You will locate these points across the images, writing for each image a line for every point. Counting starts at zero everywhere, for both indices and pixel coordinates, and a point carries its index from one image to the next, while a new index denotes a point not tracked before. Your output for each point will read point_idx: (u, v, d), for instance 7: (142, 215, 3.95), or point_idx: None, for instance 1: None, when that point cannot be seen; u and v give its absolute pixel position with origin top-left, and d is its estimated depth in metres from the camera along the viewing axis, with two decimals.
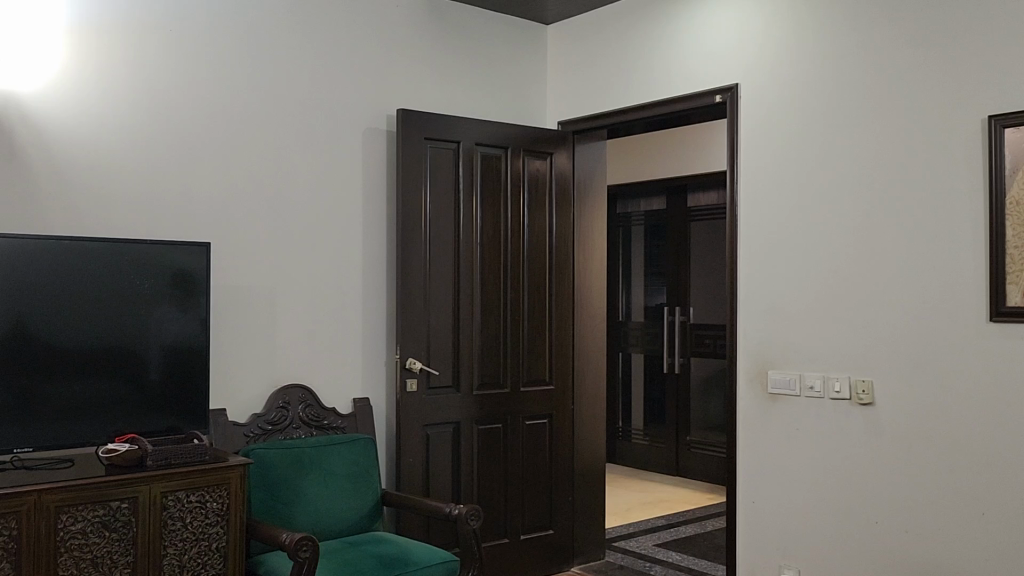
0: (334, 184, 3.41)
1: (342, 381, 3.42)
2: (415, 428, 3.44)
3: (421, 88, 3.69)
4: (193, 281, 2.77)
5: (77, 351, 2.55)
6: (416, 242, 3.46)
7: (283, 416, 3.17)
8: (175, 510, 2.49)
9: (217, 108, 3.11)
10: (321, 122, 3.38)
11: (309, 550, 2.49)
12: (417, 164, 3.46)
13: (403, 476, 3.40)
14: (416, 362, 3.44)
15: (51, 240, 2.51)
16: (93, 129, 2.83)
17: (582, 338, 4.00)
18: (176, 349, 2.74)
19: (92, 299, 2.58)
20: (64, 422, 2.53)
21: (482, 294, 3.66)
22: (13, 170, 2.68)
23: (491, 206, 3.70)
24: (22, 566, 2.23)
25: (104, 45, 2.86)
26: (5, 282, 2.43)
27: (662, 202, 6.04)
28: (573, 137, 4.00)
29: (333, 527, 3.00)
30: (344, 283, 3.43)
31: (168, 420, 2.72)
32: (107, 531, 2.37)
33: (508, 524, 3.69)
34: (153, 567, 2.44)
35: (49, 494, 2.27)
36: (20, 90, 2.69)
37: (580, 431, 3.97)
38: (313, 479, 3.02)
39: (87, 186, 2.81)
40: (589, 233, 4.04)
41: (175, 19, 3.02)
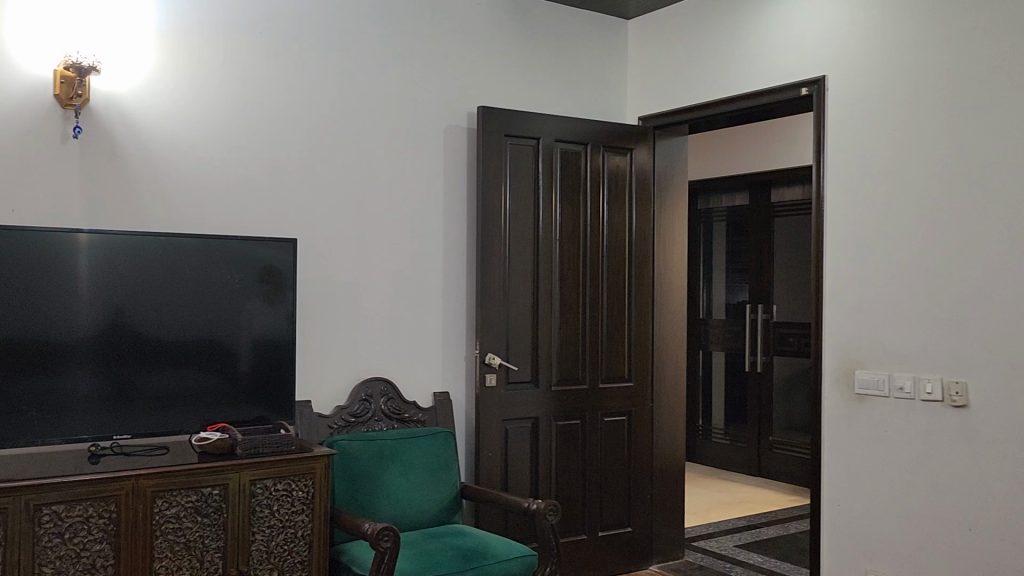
0: (416, 182, 3.47)
1: (423, 376, 3.48)
2: (494, 422, 3.48)
3: (500, 85, 3.71)
4: (281, 277, 2.88)
5: (172, 344, 2.68)
6: (496, 238, 3.49)
7: (365, 408, 3.26)
8: (262, 498, 2.59)
9: (303, 109, 3.20)
10: (404, 121, 3.44)
11: (390, 539, 2.54)
12: (497, 160, 3.49)
13: (482, 469, 3.44)
14: (495, 356, 3.48)
15: (149, 237, 2.64)
16: (188, 131, 2.96)
17: (663, 334, 3.97)
18: (265, 342, 2.85)
19: (187, 294, 2.70)
20: (160, 410, 2.66)
21: (562, 289, 3.67)
22: (113, 169, 2.82)
23: (571, 202, 3.70)
24: (121, 548, 2.36)
25: (197, 51, 2.98)
26: (107, 276, 2.58)
27: (745, 198, 5.93)
28: (655, 132, 3.97)
29: (413, 518, 3.07)
30: (425, 278, 3.49)
31: (257, 410, 2.83)
32: (199, 516, 2.49)
33: (587, 520, 3.70)
34: (242, 552, 2.55)
35: (146, 480, 2.39)
36: (121, 94, 2.83)
37: (659, 429, 3.95)
38: (395, 470, 3.08)
39: (182, 186, 2.95)
40: (670, 229, 4.00)
41: (263, 24, 3.12)
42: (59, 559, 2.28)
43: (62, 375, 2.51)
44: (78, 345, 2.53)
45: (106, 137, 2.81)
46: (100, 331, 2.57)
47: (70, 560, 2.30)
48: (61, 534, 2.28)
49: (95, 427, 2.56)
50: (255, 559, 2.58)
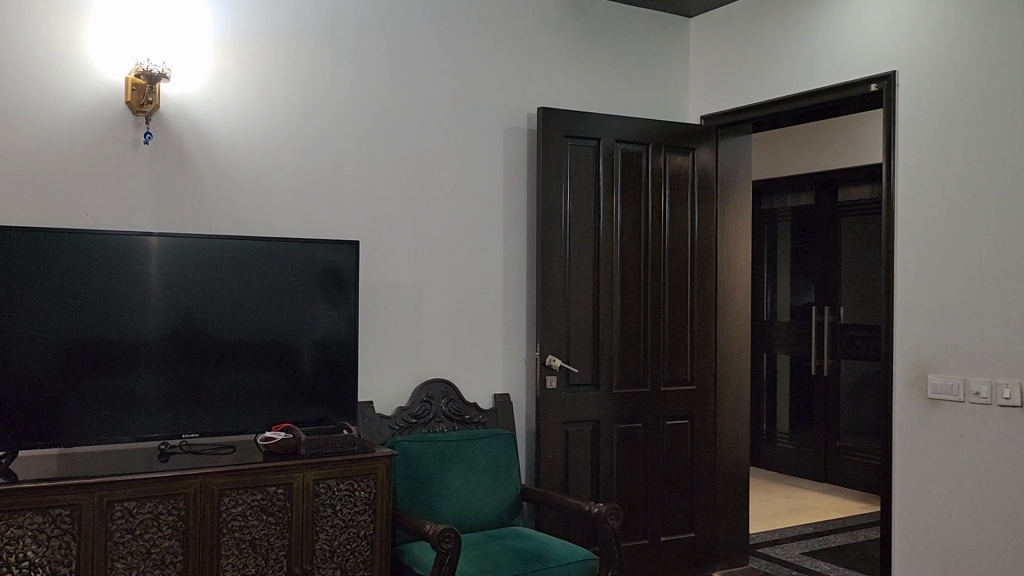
0: (477, 185, 3.48)
1: (483, 378, 3.48)
2: (555, 424, 3.46)
3: (561, 86, 3.70)
4: (344, 279, 2.91)
5: (239, 345, 2.73)
6: (556, 240, 3.48)
7: (427, 410, 3.27)
8: (326, 497, 2.62)
9: (365, 113, 3.24)
10: (464, 124, 3.45)
11: (451, 541, 2.54)
12: (557, 161, 3.48)
13: (543, 472, 3.43)
14: (556, 358, 3.46)
15: (216, 240, 2.70)
16: (254, 135, 3.01)
17: (726, 336, 3.90)
18: (328, 343, 2.88)
19: (253, 296, 2.75)
20: (227, 410, 2.71)
21: (624, 291, 3.64)
22: (182, 174, 2.89)
23: (632, 202, 3.67)
24: (189, 545, 2.41)
25: (262, 57, 3.04)
26: (176, 279, 2.64)
27: (811, 198, 5.79)
28: (718, 131, 3.91)
29: (474, 520, 3.07)
30: (486, 280, 3.49)
31: (320, 411, 2.87)
32: (265, 514, 2.52)
33: (649, 525, 3.65)
34: (306, 551, 2.58)
35: (213, 478, 2.44)
36: (189, 100, 2.89)
37: (722, 433, 3.88)
38: (455, 472, 3.09)
39: (247, 189, 3.00)
40: (734, 230, 3.93)
41: (326, 29, 3.17)
42: (130, 555, 2.34)
43: (133, 374, 2.57)
44: (148, 345, 2.60)
45: (175, 142, 2.87)
46: (169, 332, 2.63)
47: (140, 556, 2.35)
48: (132, 530, 2.34)
49: (164, 425, 2.62)
50: (319, 558, 2.61)
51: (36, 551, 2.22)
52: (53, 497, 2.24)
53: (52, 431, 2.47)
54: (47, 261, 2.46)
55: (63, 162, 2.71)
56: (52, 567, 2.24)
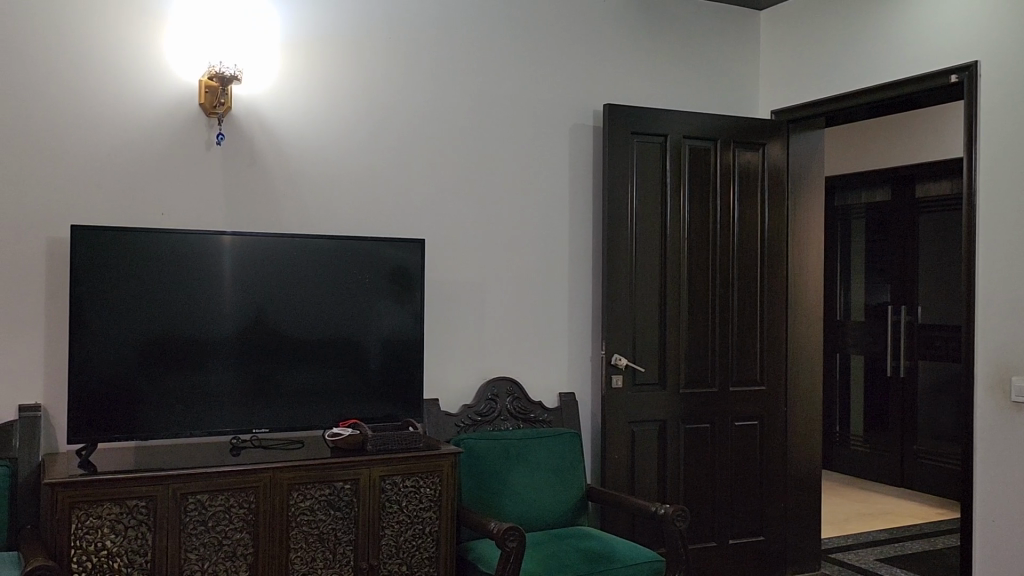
0: (543, 183, 3.47)
1: (548, 376, 3.47)
2: (621, 424, 3.43)
3: (628, 83, 3.66)
4: (409, 277, 2.93)
5: (307, 342, 2.77)
6: (623, 237, 3.44)
7: (492, 408, 3.27)
8: (391, 493, 2.65)
9: (430, 112, 3.26)
10: (528, 122, 3.44)
11: (516, 539, 2.54)
12: (623, 158, 3.44)
13: (608, 471, 3.40)
14: (621, 357, 3.43)
15: (285, 239, 2.74)
16: (322, 135, 3.06)
17: (797, 335, 3.81)
18: (394, 341, 2.90)
19: (321, 293, 2.79)
20: (296, 405, 2.76)
21: (691, 289, 3.58)
22: (253, 173, 2.94)
23: (700, 199, 3.61)
24: (258, 537, 2.45)
25: (329, 58, 3.08)
26: (247, 276, 2.69)
27: (886, 194, 5.62)
28: (789, 127, 3.82)
29: (538, 519, 3.06)
30: (551, 279, 3.47)
31: (387, 408, 2.89)
32: (332, 509, 2.56)
33: (717, 527, 3.59)
34: (372, 546, 2.61)
35: (282, 472, 2.48)
36: (259, 101, 2.95)
37: (794, 435, 3.79)
38: (520, 471, 3.08)
39: (316, 188, 3.05)
40: (806, 227, 3.84)
41: (392, 29, 3.19)
42: (202, 546, 2.39)
43: (206, 370, 2.63)
44: (220, 341, 2.65)
45: (246, 143, 2.93)
46: (240, 329, 2.68)
47: (212, 547, 2.40)
48: (204, 522, 2.39)
49: (235, 420, 2.67)
50: (385, 553, 2.63)
51: (114, 540, 2.29)
52: (130, 488, 2.30)
53: (129, 424, 2.54)
54: (125, 259, 2.53)
55: (139, 163, 2.79)
56: (128, 556, 2.30)
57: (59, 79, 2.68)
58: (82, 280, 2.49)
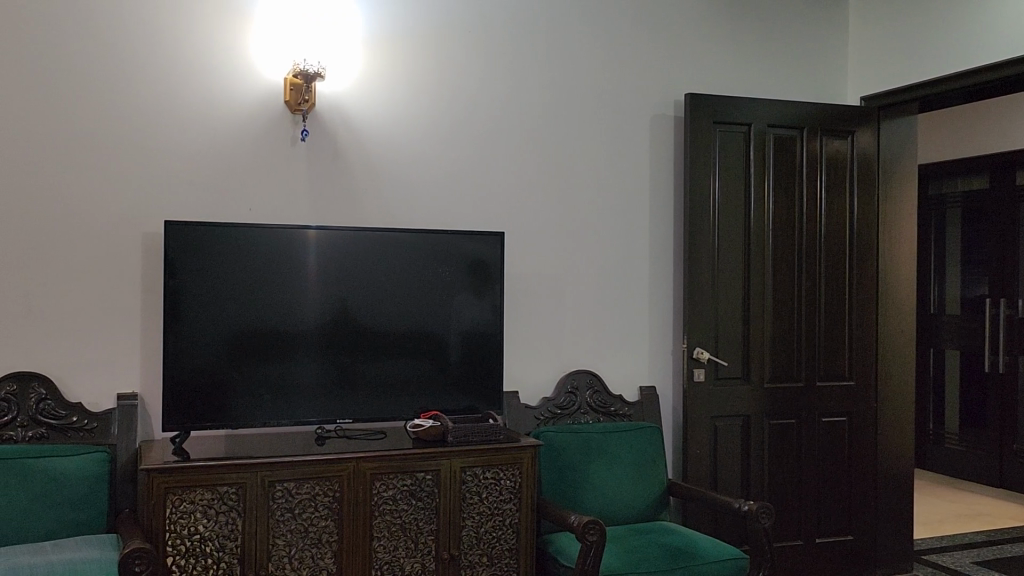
0: (624, 175, 3.43)
1: (629, 370, 3.43)
2: (703, 419, 3.38)
3: (711, 71, 3.58)
4: (489, 270, 2.94)
5: (389, 334, 2.81)
6: (705, 228, 3.38)
7: (572, 401, 3.26)
8: (472, 485, 2.67)
9: (510, 104, 3.26)
10: (608, 113, 3.41)
11: (596, 533, 2.52)
12: (705, 148, 3.38)
13: (690, 466, 3.35)
14: (703, 351, 3.37)
15: (368, 233, 2.79)
16: (403, 130, 3.09)
17: (888, 329, 3.68)
18: (474, 334, 2.92)
19: (403, 286, 2.83)
20: (379, 397, 2.80)
21: (775, 282, 3.49)
22: (337, 169, 3.00)
23: (785, 189, 3.52)
24: (342, 526, 2.51)
25: (411, 53, 3.11)
26: (332, 270, 2.74)
27: (985, 182, 5.38)
28: (879, 113, 3.69)
29: (619, 513, 3.04)
30: (632, 272, 3.44)
31: (467, 400, 2.91)
32: (414, 499, 2.59)
33: (803, 525, 3.50)
34: (453, 536, 2.63)
35: (366, 462, 2.53)
36: (342, 98, 3.00)
37: (884, 432, 3.67)
38: (600, 465, 3.06)
39: (397, 183, 3.08)
40: (898, 217, 3.71)
41: (472, 23, 3.21)
42: (289, 532, 2.45)
43: (292, 362, 2.70)
44: (305, 334, 2.71)
45: (330, 138, 2.99)
46: (324, 322, 2.74)
47: (299, 534, 2.46)
48: (291, 509, 2.45)
49: (321, 410, 2.73)
50: (465, 543, 2.66)
51: (206, 526, 2.37)
52: (220, 475, 2.38)
53: (220, 414, 2.62)
54: (216, 253, 2.61)
55: (228, 160, 2.87)
56: (219, 541, 2.38)
57: (152, 80, 2.78)
58: (176, 274, 2.58)
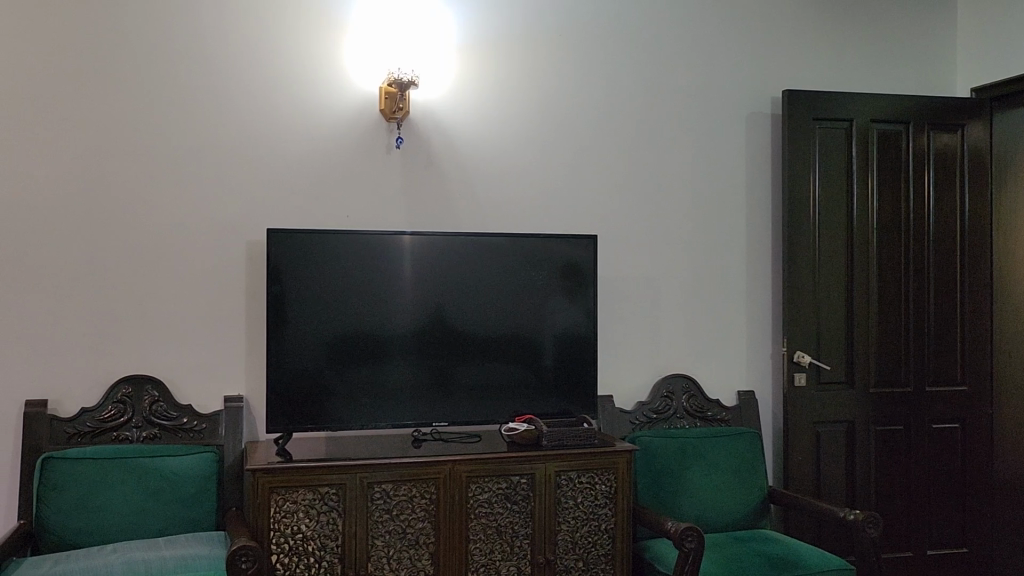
0: (719, 176, 3.37)
1: (726, 374, 3.36)
2: (805, 425, 3.28)
3: (809, 66, 3.48)
4: (582, 273, 2.92)
5: (484, 338, 2.83)
6: (804, 228, 3.29)
7: (668, 405, 3.21)
8: (567, 489, 2.66)
9: (601, 107, 3.24)
10: (702, 113, 3.35)
11: (694, 540, 2.47)
12: (804, 146, 3.29)
13: (792, 474, 3.26)
14: (805, 355, 3.27)
15: (462, 238, 2.82)
16: (495, 135, 3.11)
17: (1005, 332, 3.49)
18: (569, 337, 2.91)
19: (497, 290, 2.84)
20: (474, 400, 2.83)
21: (881, 282, 3.37)
22: (431, 175, 3.04)
23: (889, 186, 3.38)
24: (439, 528, 2.53)
25: (503, 59, 3.13)
26: (427, 275, 2.78)
27: None
28: (991, 105, 3.50)
29: (717, 520, 2.98)
30: (728, 274, 3.37)
31: (562, 404, 2.91)
32: (509, 502, 2.60)
33: (913, 536, 3.36)
34: (549, 541, 2.63)
35: (461, 465, 2.55)
36: (435, 105, 3.04)
37: (1001, 440, 3.48)
38: (697, 470, 3.01)
39: (489, 188, 3.11)
40: (1014, 213, 3.51)
41: (562, 27, 3.20)
42: (388, 533, 2.49)
43: (389, 365, 2.75)
44: (402, 338, 2.76)
45: (424, 145, 3.03)
46: (420, 326, 2.77)
47: (397, 535, 2.50)
48: (389, 510, 2.49)
49: (417, 413, 2.77)
50: (561, 548, 2.65)
51: (308, 525, 2.43)
52: (321, 476, 2.43)
53: (321, 416, 2.69)
54: (315, 259, 2.68)
55: (326, 170, 2.95)
56: (321, 540, 2.44)
57: (254, 93, 2.88)
58: (278, 280, 2.65)
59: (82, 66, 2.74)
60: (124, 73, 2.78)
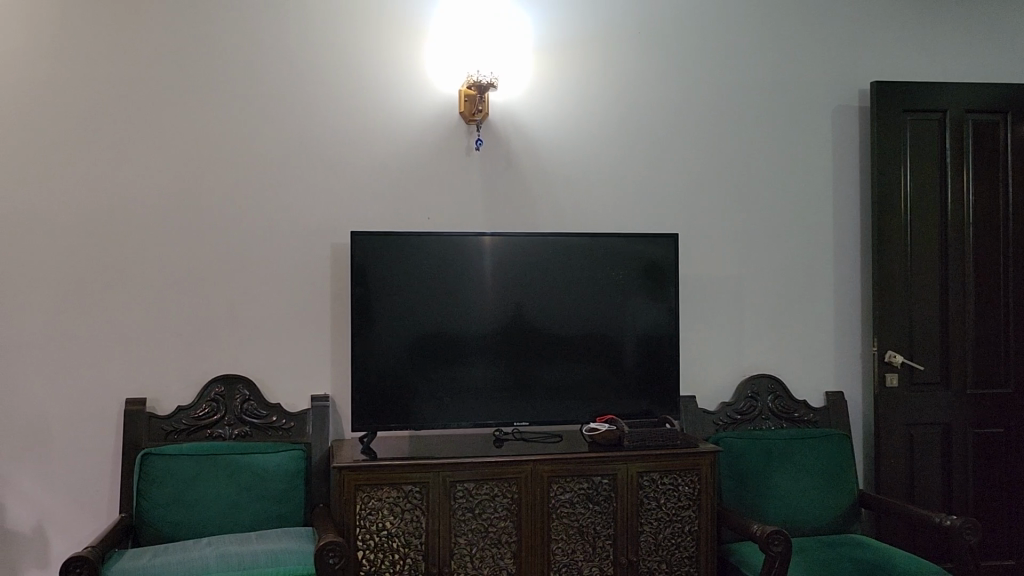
0: (804, 172, 3.29)
1: (813, 374, 3.28)
2: (897, 427, 3.17)
3: (900, 56, 3.37)
4: (663, 272, 2.89)
5: (565, 339, 2.83)
6: (895, 224, 3.18)
7: (752, 406, 3.14)
8: (650, 490, 2.63)
9: (682, 104, 3.20)
10: (786, 108, 3.28)
11: (781, 544, 2.42)
12: (893, 138, 3.18)
13: (884, 477, 3.15)
14: (897, 355, 3.17)
15: (541, 239, 2.82)
16: (574, 134, 3.11)
17: None
18: (650, 337, 2.89)
19: (577, 290, 2.84)
20: (555, 400, 2.83)
21: (978, 279, 3.23)
22: (510, 176, 3.06)
23: (986, 179, 3.25)
24: (521, 527, 2.54)
25: (582, 59, 3.12)
26: (508, 276, 2.80)
27: None
28: None
29: (805, 524, 2.91)
30: (814, 271, 3.28)
31: (643, 405, 2.88)
32: (591, 503, 2.59)
33: (1015, 544, 3.21)
34: (631, 542, 2.61)
35: (542, 465, 2.55)
36: (515, 106, 3.06)
37: None
38: (783, 473, 2.94)
39: (568, 188, 3.11)
40: None
41: (641, 25, 3.18)
42: (470, 531, 2.51)
43: (471, 365, 2.77)
44: (483, 338, 2.78)
45: (503, 147, 3.05)
46: (502, 326, 2.79)
47: (479, 533, 2.52)
48: (471, 508, 2.51)
49: (499, 413, 2.79)
50: (643, 549, 2.63)
51: (392, 522, 2.47)
52: (405, 475, 2.47)
53: (404, 415, 2.73)
54: (398, 260, 2.73)
55: (407, 172, 2.99)
56: (405, 537, 2.47)
57: (338, 99, 2.95)
58: (362, 281, 2.71)
59: (173, 77, 2.86)
60: (213, 83, 2.88)
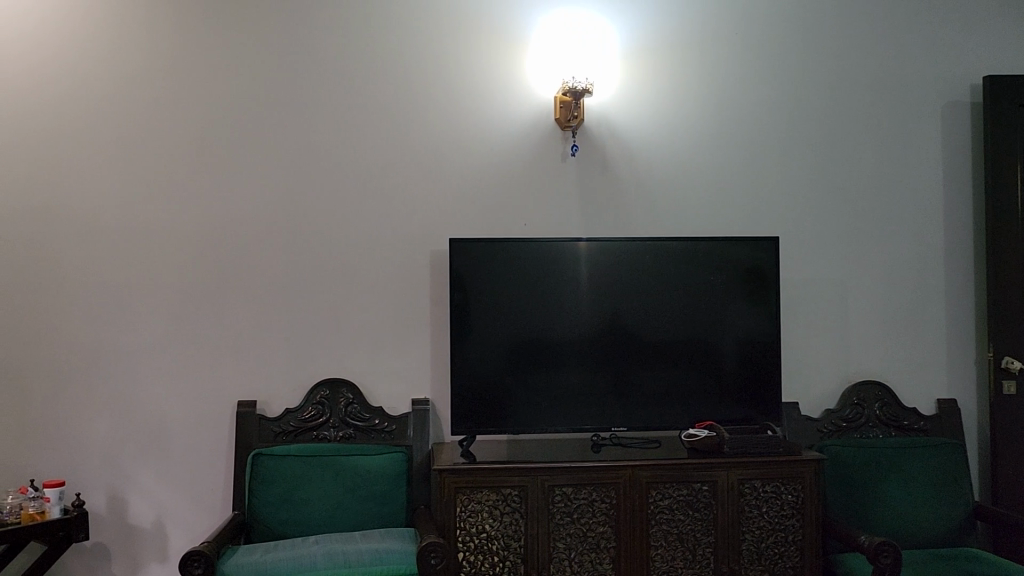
0: (911, 172, 3.18)
1: (924, 380, 3.16)
2: (1015, 436, 3.02)
3: (1014, 49, 3.22)
4: (763, 276, 2.84)
5: (663, 344, 2.81)
6: (1011, 224, 3.04)
7: (858, 413, 3.05)
8: (752, 498, 2.59)
9: (782, 105, 3.14)
10: (892, 106, 3.18)
11: (890, 556, 2.34)
12: (1009, 135, 3.04)
13: (1001, 489, 3.01)
14: (1015, 361, 3.02)
15: (638, 244, 2.81)
16: (670, 138, 3.09)
17: None
18: (750, 342, 2.84)
19: (676, 295, 2.82)
20: (654, 406, 2.81)
21: None
22: (606, 181, 3.06)
23: None
24: (619, 533, 2.53)
25: (677, 63, 3.10)
26: (605, 281, 2.80)
27: None
28: None
29: (916, 536, 2.80)
30: (924, 274, 3.17)
31: (744, 411, 2.83)
32: (691, 510, 2.56)
33: None
34: (733, 551, 2.57)
35: (641, 471, 2.54)
36: (610, 111, 3.06)
37: None
38: (892, 483, 2.84)
39: (665, 192, 3.09)
40: None
41: (739, 27, 3.14)
42: (568, 536, 2.52)
43: (569, 370, 2.78)
44: (581, 344, 2.79)
45: (599, 152, 3.06)
46: (600, 332, 2.79)
47: (578, 538, 2.53)
48: (570, 513, 2.52)
49: (597, 418, 2.79)
50: (746, 558, 2.58)
51: (492, 525, 2.50)
52: (504, 478, 2.50)
53: (503, 420, 2.75)
54: (496, 267, 2.76)
55: (504, 179, 3.03)
56: (505, 540, 2.50)
57: (436, 109, 3.01)
58: (461, 287, 2.75)
59: (281, 92, 2.97)
60: (318, 97, 2.98)
